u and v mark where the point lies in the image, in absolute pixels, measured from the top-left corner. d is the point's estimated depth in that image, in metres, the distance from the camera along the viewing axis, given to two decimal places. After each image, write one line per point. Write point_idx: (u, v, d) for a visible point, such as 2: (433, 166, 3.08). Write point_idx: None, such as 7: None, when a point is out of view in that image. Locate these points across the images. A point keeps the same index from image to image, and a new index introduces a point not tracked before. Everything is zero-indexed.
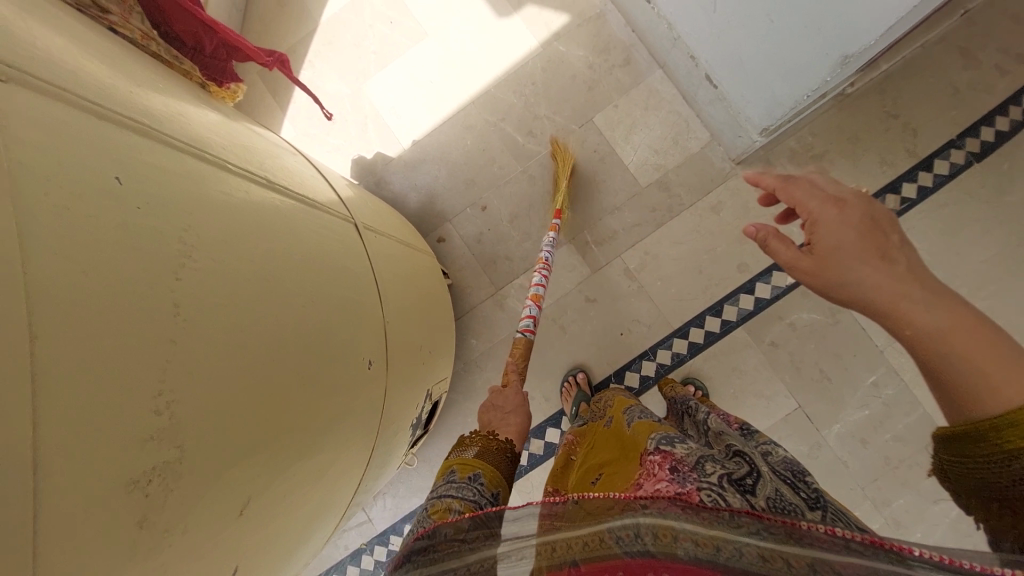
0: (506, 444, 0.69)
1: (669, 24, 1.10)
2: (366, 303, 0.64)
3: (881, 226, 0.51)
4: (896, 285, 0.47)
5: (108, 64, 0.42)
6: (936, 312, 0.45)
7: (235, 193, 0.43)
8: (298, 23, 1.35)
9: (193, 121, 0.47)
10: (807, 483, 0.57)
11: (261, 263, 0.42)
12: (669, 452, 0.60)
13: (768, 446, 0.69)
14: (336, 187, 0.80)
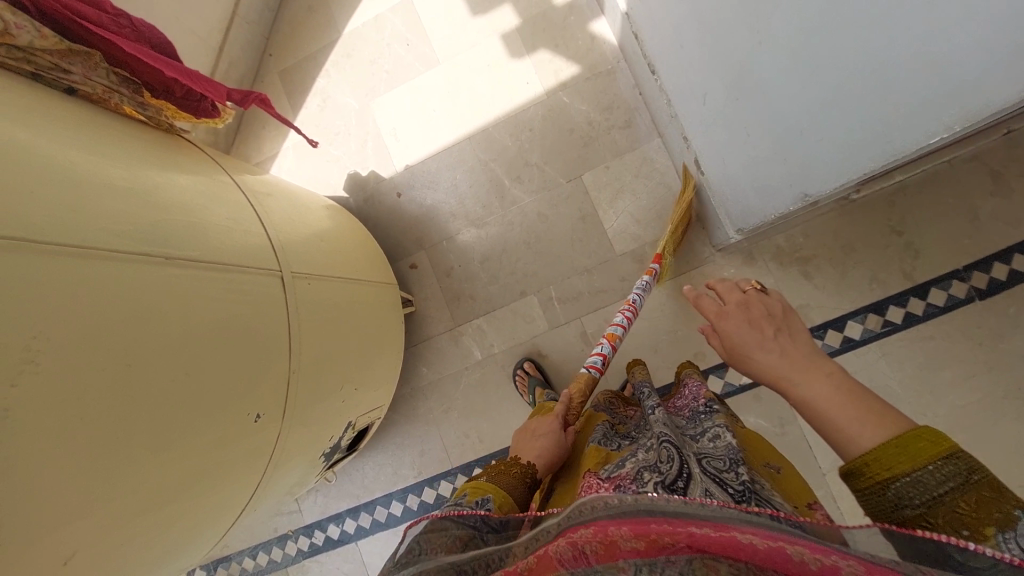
0: (527, 470, 0.63)
1: (668, 101, 1.07)
2: (273, 356, 0.69)
3: (761, 317, 0.57)
4: (772, 363, 0.53)
5: (33, 146, 0.49)
6: (808, 387, 0.50)
7: (115, 281, 0.48)
8: (323, 30, 1.40)
9: (111, 193, 0.53)
10: (738, 476, 0.53)
11: (128, 350, 0.48)
12: (615, 475, 0.55)
13: (716, 428, 0.63)
14: (282, 231, 0.85)
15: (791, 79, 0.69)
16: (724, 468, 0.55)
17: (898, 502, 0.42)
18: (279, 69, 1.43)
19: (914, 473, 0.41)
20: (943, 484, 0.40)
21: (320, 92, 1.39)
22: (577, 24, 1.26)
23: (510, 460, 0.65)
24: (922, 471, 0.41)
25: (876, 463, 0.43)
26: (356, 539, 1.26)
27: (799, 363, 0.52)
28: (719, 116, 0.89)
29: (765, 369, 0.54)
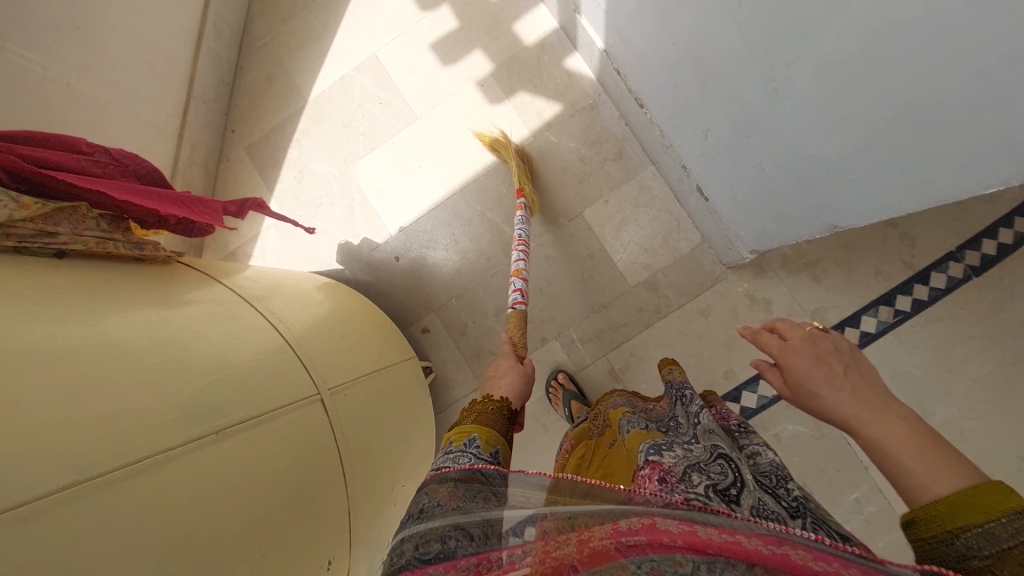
0: (503, 403, 0.63)
1: (661, 133, 1.07)
2: (334, 492, 0.63)
3: (831, 354, 0.48)
4: (850, 406, 0.45)
5: (53, 339, 0.43)
6: (882, 430, 0.42)
7: (178, 487, 0.43)
8: (287, 99, 1.33)
9: (146, 366, 0.47)
10: (789, 492, 0.52)
11: (193, 567, 0.42)
12: (657, 463, 0.52)
13: (757, 448, 0.61)
14: (307, 338, 0.78)
15: (805, 134, 0.70)
16: (771, 481, 0.54)
17: (964, 557, 0.35)
18: (244, 146, 1.35)
19: (984, 524, 0.35)
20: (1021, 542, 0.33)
21: (294, 163, 1.32)
22: (550, 62, 1.26)
23: (483, 399, 0.65)
24: (994, 522, 0.34)
25: (944, 511, 0.37)
26: None
27: (881, 408, 0.44)
28: (722, 153, 0.90)
29: (838, 413, 0.45)
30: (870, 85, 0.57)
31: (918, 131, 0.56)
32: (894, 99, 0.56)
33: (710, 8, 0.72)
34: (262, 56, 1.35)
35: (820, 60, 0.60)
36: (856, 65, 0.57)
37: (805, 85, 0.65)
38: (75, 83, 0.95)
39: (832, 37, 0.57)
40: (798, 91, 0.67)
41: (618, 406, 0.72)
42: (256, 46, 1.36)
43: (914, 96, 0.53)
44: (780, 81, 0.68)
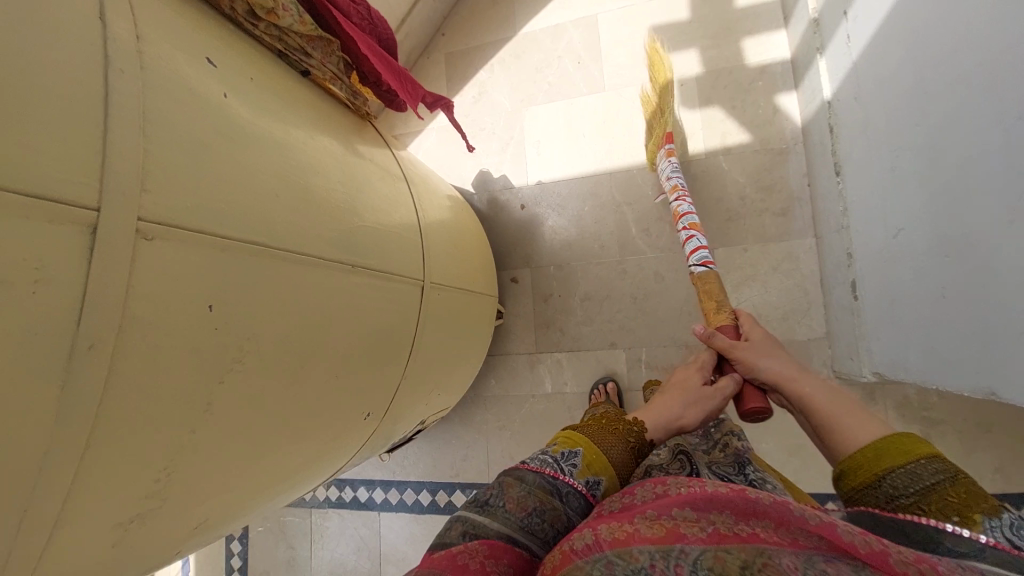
0: (632, 430, 0.63)
1: (845, 211, 0.99)
2: (394, 361, 0.70)
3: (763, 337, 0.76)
4: (779, 368, 0.69)
5: (280, 123, 0.51)
6: (818, 387, 0.64)
7: (313, 290, 0.50)
8: (500, 24, 1.40)
9: (327, 184, 0.55)
10: (745, 475, 0.64)
11: (293, 354, 0.48)
12: (626, 465, 0.58)
13: (726, 438, 0.73)
14: (432, 232, 0.86)
15: (1002, 289, 0.62)
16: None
17: (891, 493, 0.49)
18: (445, 50, 1.45)
19: (907, 465, 0.49)
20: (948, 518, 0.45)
21: (478, 84, 1.40)
22: (762, 90, 1.18)
23: (618, 415, 0.65)
24: (914, 464, 0.49)
25: (874, 458, 0.52)
26: (381, 509, 1.34)
27: (799, 367, 0.69)
28: (904, 262, 0.81)
29: (771, 373, 0.69)
30: None
31: None
32: None
33: (979, 113, 0.63)
34: None
35: None
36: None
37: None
38: None
39: None
40: (1021, 244, 0.59)
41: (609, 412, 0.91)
42: None
43: None
44: (1011, 224, 0.60)
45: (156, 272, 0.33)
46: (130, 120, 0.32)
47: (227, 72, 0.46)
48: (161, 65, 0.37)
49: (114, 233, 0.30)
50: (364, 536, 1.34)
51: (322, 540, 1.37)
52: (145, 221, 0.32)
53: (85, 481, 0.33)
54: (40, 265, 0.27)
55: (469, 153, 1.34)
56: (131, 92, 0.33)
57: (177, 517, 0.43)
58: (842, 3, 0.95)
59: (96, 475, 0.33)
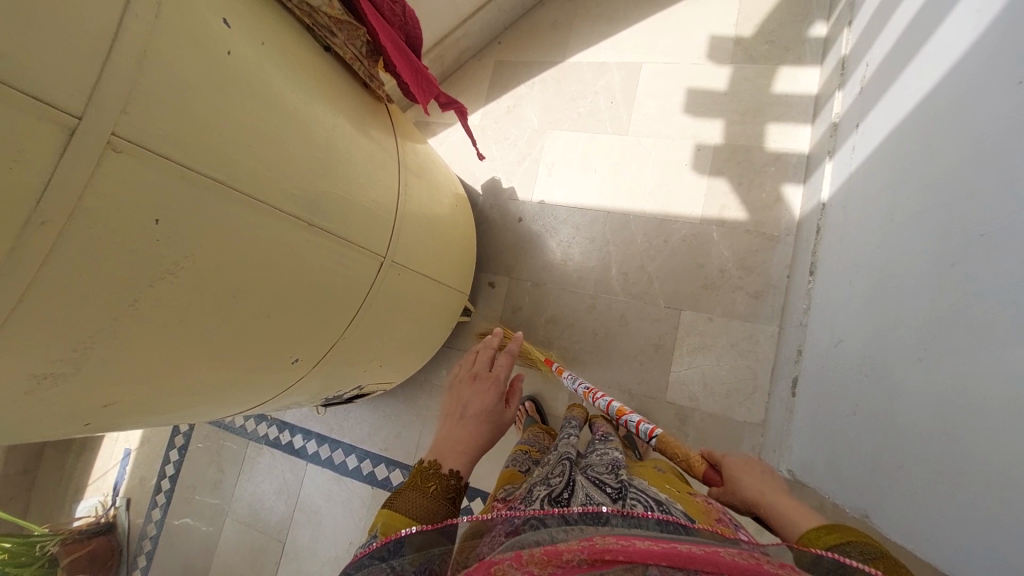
0: (447, 482, 0.69)
1: (808, 309, 1.02)
2: (334, 320, 0.77)
3: (751, 468, 0.71)
4: (753, 492, 0.66)
5: (286, 83, 0.59)
6: (763, 488, 0.65)
7: (264, 233, 0.56)
8: (552, 48, 1.47)
9: (312, 147, 0.62)
10: (616, 478, 0.67)
11: (227, 282, 0.55)
12: (510, 499, 0.69)
13: (605, 450, 0.79)
14: (414, 217, 0.92)
15: (907, 422, 0.66)
16: (605, 474, 0.69)
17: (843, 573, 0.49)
18: (495, 58, 1.53)
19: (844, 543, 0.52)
20: (860, 554, 0.50)
21: (515, 97, 1.47)
22: (772, 176, 1.22)
23: (429, 471, 0.71)
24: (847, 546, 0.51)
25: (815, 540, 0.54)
26: (309, 460, 1.40)
27: (760, 476, 0.68)
28: (837, 373, 0.85)
29: (747, 497, 0.66)
30: (988, 417, 0.53)
31: (994, 493, 0.51)
32: (995, 445, 0.51)
33: (923, 256, 0.67)
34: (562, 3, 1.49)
35: (970, 366, 0.56)
36: (983, 401, 0.54)
37: (939, 383, 0.61)
38: None
39: (995, 357, 0.53)
40: (929, 382, 0.63)
41: (524, 443, 0.97)
42: None
43: (1010, 455, 0.49)
44: (926, 365, 0.64)
45: (119, 180, 0.40)
46: (130, 54, 0.39)
47: (243, 34, 0.52)
48: (176, 18, 0.44)
49: (89, 141, 0.38)
50: (287, 480, 1.40)
51: (249, 472, 1.44)
52: (117, 137, 0.39)
53: (9, 333, 0.40)
54: (18, 150, 0.34)
55: (483, 158, 1.41)
56: (139, 33, 0.40)
57: (85, 389, 0.49)
58: (858, 116, 0.98)
59: (20, 330, 0.40)
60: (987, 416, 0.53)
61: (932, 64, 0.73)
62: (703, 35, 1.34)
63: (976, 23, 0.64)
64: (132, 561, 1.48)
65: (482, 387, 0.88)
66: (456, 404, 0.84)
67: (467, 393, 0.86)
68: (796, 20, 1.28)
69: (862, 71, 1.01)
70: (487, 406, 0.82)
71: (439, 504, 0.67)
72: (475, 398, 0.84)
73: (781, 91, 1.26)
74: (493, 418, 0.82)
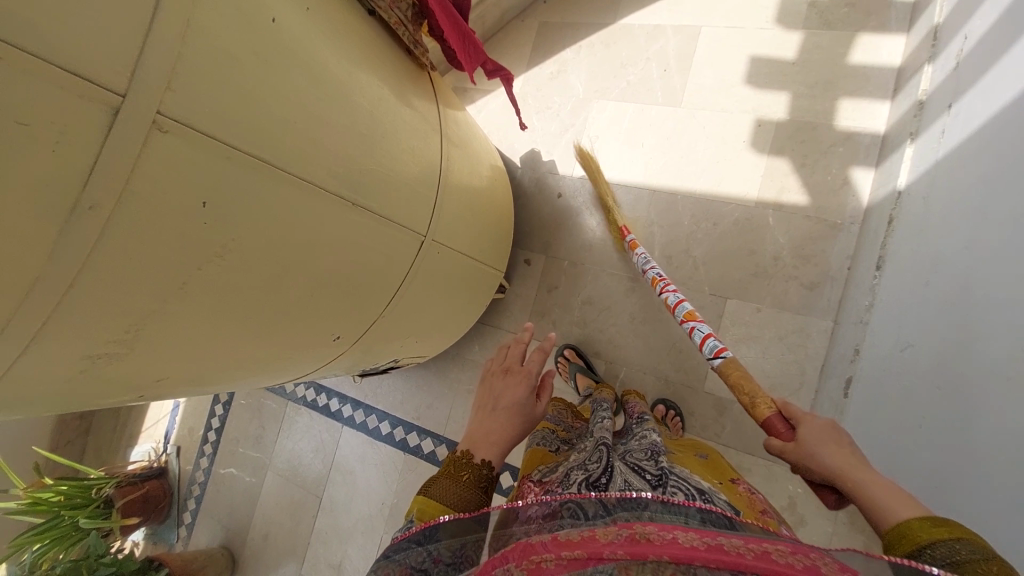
0: (479, 471, 0.68)
1: (870, 307, 0.94)
2: (373, 299, 0.75)
3: (829, 431, 0.61)
4: (834, 459, 0.56)
5: (331, 52, 0.55)
6: (834, 458, 0.56)
7: (309, 214, 0.54)
8: (602, 9, 1.36)
9: (356, 121, 0.59)
10: (656, 465, 0.64)
11: (273, 263, 0.53)
12: (547, 482, 0.67)
13: (645, 434, 0.75)
14: (454, 193, 0.89)
15: (986, 443, 0.61)
16: (644, 459, 0.66)
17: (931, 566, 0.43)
18: (539, 19, 1.43)
19: (947, 540, 0.43)
20: (969, 556, 0.42)
21: (559, 62, 1.38)
22: (840, 157, 1.11)
23: (462, 459, 0.70)
24: (945, 543, 0.43)
25: (903, 532, 0.46)
26: (344, 424, 1.45)
27: (837, 442, 0.58)
28: (905, 380, 0.79)
29: (827, 465, 0.56)
30: None
31: None
32: None
33: (1021, 261, 0.60)
34: None
35: None
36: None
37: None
38: None
39: None
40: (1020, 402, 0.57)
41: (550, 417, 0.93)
42: None
43: None
44: (1017, 384, 0.58)
45: (164, 160, 0.38)
46: (172, 24, 0.36)
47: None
48: None
49: (135, 121, 0.35)
50: (323, 442, 1.46)
51: (288, 431, 1.51)
52: (162, 115, 0.37)
53: (64, 316, 0.39)
54: (62, 131, 0.32)
55: (524, 130, 1.34)
56: (182, 1, 0.37)
57: (139, 366, 0.50)
58: (951, 94, 0.87)
59: (73, 313, 0.40)
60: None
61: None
62: None
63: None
64: (183, 504, 1.59)
65: (516, 377, 0.82)
66: (488, 394, 0.80)
67: (500, 384, 0.81)
68: None
69: (960, 41, 0.89)
70: (521, 398, 0.78)
71: (473, 493, 0.66)
72: (508, 390, 0.79)
73: (858, 61, 1.13)
74: (525, 412, 0.78)
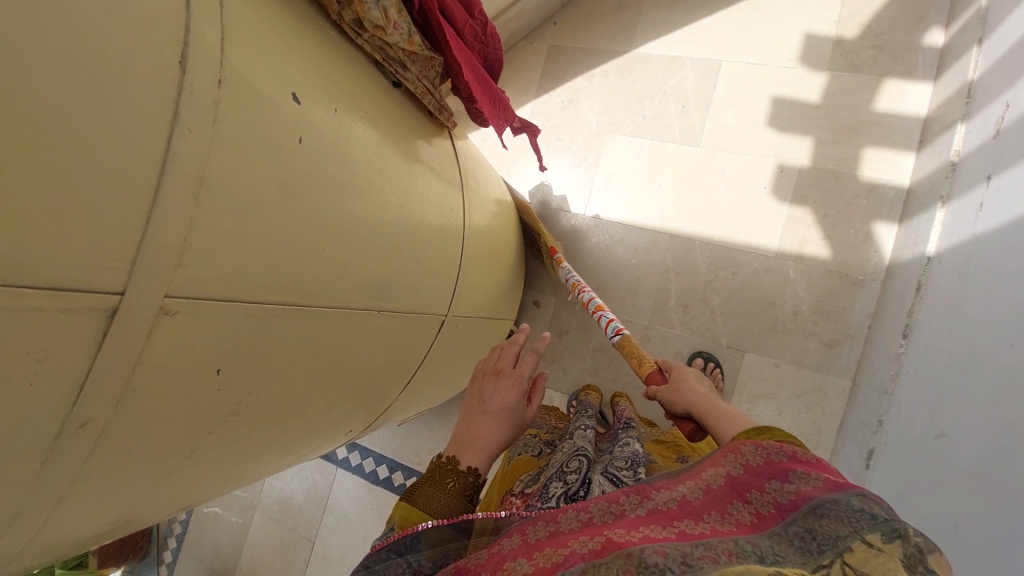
0: (467, 480, 0.51)
1: (896, 377, 0.93)
2: (392, 386, 0.68)
3: (695, 376, 0.62)
4: (694, 395, 0.57)
5: (361, 150, 0.48)
6: (693, 393, 0.58)
7: (333, 338, 0.47)
8: (617, 35, 1.29)
9: (383, 222, 0.51)
10: (637, 476, 0.55)
11: (290, 398, 0.46)
12: (527, 495, 0.58)
13: (628, 439, 0.66)
14: (477, 259, 0.82)
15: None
16: (625, 470, 0.56)
17: None
18: (551, 41, 1.35)
19: (783, 440, 0.46)
20: (800, 455, 0.44)
21: (572, 90, 1.31)
22: (863, 210, 1.08)
23: (447, 466, 0.52)
24: (789, 442, 0.45)
25: (745, 441, 0.48)
26: (339, 466, 1.38)
27: (699, 382, 0.60)
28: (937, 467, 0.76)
29: (688, 401, 0.57)
30: None
31: None
32: None
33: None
34: None
35: None
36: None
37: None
38: None
39: None
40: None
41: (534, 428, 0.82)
42: None
43: None
44: None
45: (174, 343, 0.31)
46: (187, 189, 0.29)
47: (313, 109, 0.40)
48: (239, 115, 0.32)
49: (138, 315, 0.28)
50: (316, 484, 1.39)
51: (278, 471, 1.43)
52: (172, 298, 0.30)
53: (46, 526, 0.32)
54: (45, 355, 0.25)
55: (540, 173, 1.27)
56: (196, 156, 0.29)
57: (132, 522, 0.43)
58: (990, 164, 0.84)
59: (60, 519, 0.33)
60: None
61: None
62: (799, 33, 1.16)
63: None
64: (163, 544, 1.50)
65: (506, 378, 0.62)
66: (471, 396, 0.61)
67: (485, 386, 0.61)
68: (911, 22, 1.10)
69: (1001, 108, 0.86)
70: (513, 403, 0.59)
71: (460, 502, 0.50)
72: (497, 392, 0.60)
73: (884, 108, 1.10)
74: (517, 418, 0.59)
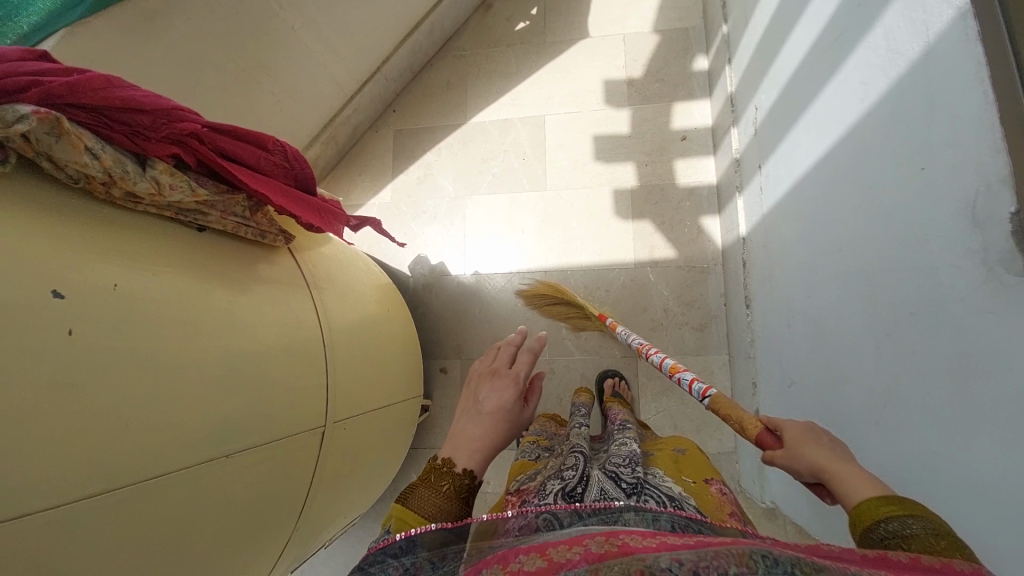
0: (462, 481, 0.53)
1: (752, 342, 1.06)
2: (283, 519, 0.65)
3: (807, 434, 0.55)
4: (816, 457, 0.51)
5: (163, 306, 0.49)
6: (809, 454, 0.51)
7: (171, 503, 0.47)
8: (452, 110, 1.42)
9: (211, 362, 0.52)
10: (634, 472, 0.59)
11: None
12: (522, 493, 0.61)
13: (626, 439, 0.71)
14: (351, 351, 0.83)
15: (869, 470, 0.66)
16: (623, 467, 0.61)
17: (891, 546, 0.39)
18: (395, 126, 1.45)
19: (903, 515, 0.40)
20: (922, 529, 0.38)
21: (424, 166, 1.40)
22: (689, 211, 1.26)
23: (443, 471, 0.53)
24: (909, 517, 0.40)
25: (861, 511, 0.43)
26: None
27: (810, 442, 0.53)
28: (797, 414, 0.87)
29: (812, 465, 0.51)
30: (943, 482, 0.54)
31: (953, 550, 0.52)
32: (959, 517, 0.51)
33: (869, 310, 0.66)
34: (454, 62, 1.45)
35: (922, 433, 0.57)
36: (950, 479, 0.52)
37: (902, 452, 0.60)
38: (297, 27, 1.06)
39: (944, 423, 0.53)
40: (890, 445, 0.62)
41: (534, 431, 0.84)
42: (454, 53, 1.45)
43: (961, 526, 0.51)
44: (876, 423, 0.65)
45: None
46: None
47: (88, 292, 0.42)
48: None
49: None
50: None
51: None
52: None
53: None
54: None
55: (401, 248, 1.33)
56: None
57: None
58: (758, 155, 1.03)
59: None
60: (948, 495, 0.53)
61: (849, 95, 0.69)
62: (597, 80, 1.36)
63: (921, 33, 0.54)
64: None
65: (505, 379, 0.66)
66: (466, 398, 0.64)
67: (483, 387, 0.64)
68: (679, 54, 1.34)
69: (753, 111, 1.06)
70: (510, 400, 0.62)
71: (457, 504, 0.51)
72: (495, 389, 0.63)
73: (680, 126, 1.31)
74: (513, 418, 0.62)
